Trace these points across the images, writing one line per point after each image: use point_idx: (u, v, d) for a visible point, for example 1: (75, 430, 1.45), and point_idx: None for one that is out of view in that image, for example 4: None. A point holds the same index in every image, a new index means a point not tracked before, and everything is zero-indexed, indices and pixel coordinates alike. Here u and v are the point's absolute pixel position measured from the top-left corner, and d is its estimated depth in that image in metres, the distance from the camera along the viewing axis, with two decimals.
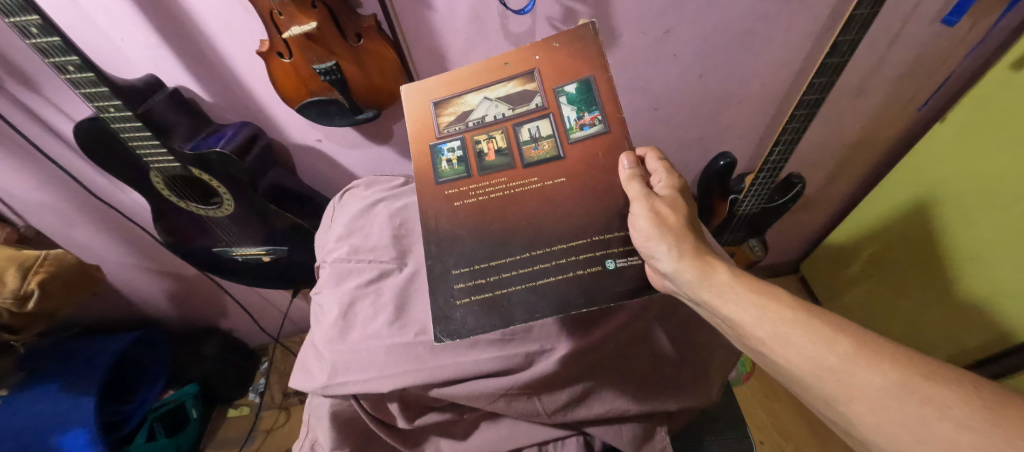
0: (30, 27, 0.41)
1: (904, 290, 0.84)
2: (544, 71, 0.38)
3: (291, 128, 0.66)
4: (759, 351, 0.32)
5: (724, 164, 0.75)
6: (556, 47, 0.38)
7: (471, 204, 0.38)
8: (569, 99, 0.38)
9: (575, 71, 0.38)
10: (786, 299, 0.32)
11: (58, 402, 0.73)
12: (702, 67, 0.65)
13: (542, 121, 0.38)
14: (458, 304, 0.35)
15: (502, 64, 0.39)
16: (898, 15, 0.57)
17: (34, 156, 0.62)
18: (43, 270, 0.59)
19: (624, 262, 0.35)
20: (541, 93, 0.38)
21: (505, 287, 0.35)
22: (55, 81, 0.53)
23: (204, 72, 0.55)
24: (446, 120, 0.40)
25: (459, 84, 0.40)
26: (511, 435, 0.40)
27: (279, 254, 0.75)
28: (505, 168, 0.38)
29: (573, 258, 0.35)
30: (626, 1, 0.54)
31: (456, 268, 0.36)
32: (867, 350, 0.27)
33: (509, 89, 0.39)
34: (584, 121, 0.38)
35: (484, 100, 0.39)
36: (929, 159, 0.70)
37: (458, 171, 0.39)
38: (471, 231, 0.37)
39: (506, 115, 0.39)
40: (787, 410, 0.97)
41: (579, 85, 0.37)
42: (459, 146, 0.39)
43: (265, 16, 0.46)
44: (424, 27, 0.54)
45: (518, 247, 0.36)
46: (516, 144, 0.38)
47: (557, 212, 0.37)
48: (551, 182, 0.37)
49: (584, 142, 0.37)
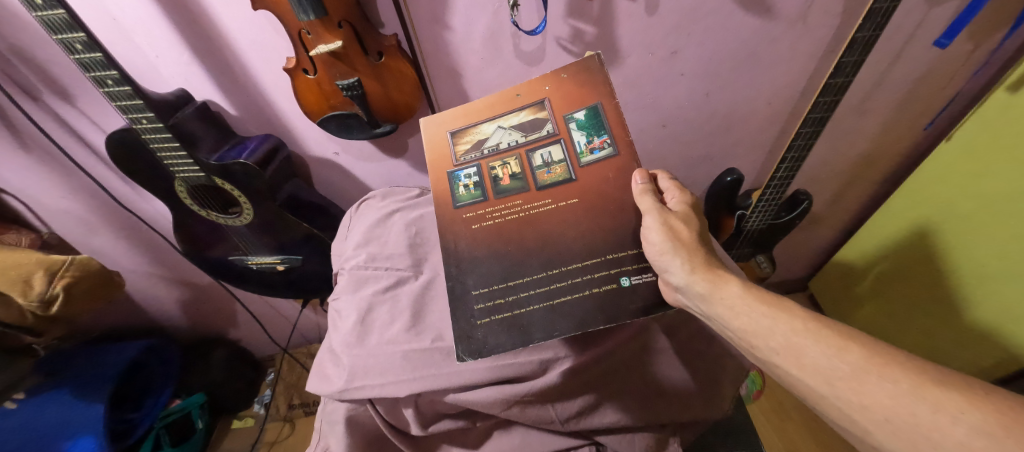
0: (76, 43, 0.44)
1: (915, 307, 0.83)
2: (555, 100, 0.40)
3: (311, 141, 0.68)
4: (772, 363, 0.32)
5: (731, 180, 0.77)
6: (564, 77, 0.40)
7: (488, 226, 0.39)
8: (578, 125, 0.40)
9: (584, 98, 0.40)
10: (797, 310, 0.32)
11: (70, 408, 0.74)
12: (708, 87, 0.67)
13: (553, 147, 0.40)
14: (478, 323, 0.36)
15: (514, 95, 0.42)
16: (900, 37, 0.59)
17: (63, 165, 0.65)
18: (69, 274, 0.60)
19: (638, 279, 0.36)
20: (552, 120, 0.40)
21: (524, 307, 0.36)
22: (93, 94, 0.56)
23: (232, 87, 0.58)
24: (462, 148, 0.42)
25: (474, 114, 0.43)
26: (523, 444, 0.39)
27: (293, 263, 0.76)
28: (520, 191, 0.40)
29: (589, 277, 0.36)
30: (634, 23, 0.57)
31: (475, 288, 0.38)
32: (878, 358, 0.27)
33: (522, 118, 0.41)
34: (594, 145, 0.39)
35: (499, 128, 0.42)
36: (934, 176, 0.72)
37: (475, 195, 0.41)
38: (489, 252, 0.39)
39: (519, 142, 0.41)
40: (798, 430, 0.94)
41: (588, 111, 0.39)
42: (476, 172, 0.41)
43: (294, 35, 0.48)
44: (441, 46, 0.57)
45: (535, 266, 0.38)
46: (530, 169, 0.40)
47: (572, 232, 0.38)
48: (564, 204, 0.39)
49: (593, 166, 0.39)
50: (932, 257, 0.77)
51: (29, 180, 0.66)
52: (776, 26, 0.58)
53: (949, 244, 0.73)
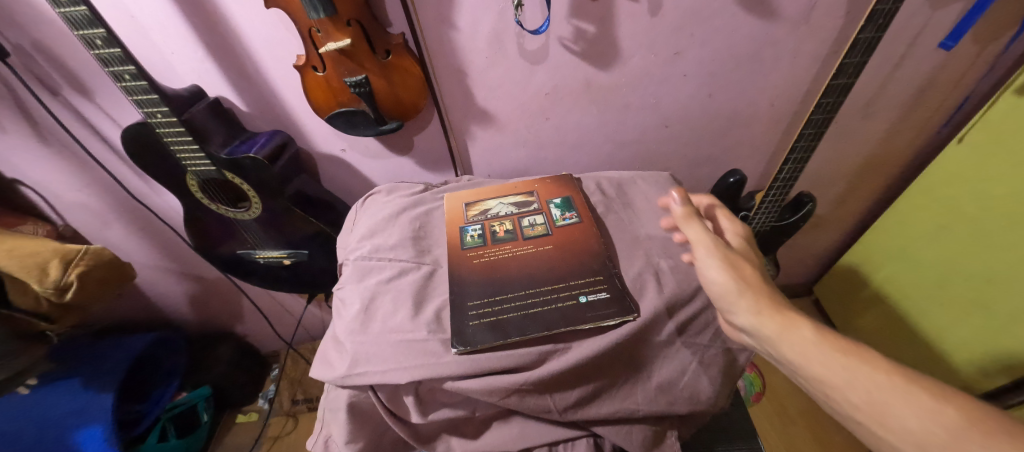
0: (96, 39, 0.46)
1: (922, 312, 0.83)
2: (541, 191, 0.58)
3: (318, 137, 0.69)
4: (854, 420, 0.31)
5: (734, 181, 0.76)
6: (549, 182, 0.60)
7: (484, 261, 0.48)
8: (556, 205, 0.56)
9: (561, 191, 0.58)
10: (882, 361, 0.31)
11: (79, 397, 0.75)
12: (710, 88, 0.67)
13: (537, 216, 0.54)
14: (470, 322, 0.42)
15: (513, 187, 0.60)
16: (903, 39, 0.59)
17: (79, 157, 0.67)
18: (83, 264, 0.62)
19: (593, 296, 0.43)
20: (537, 202, 0.56)
21: (507, 314, 0.43)
22: (109, 88, 0.58)
23: (243, 84, 0.60)
24: (472, 213, 0.55)
25: (484, 194, 0.59)
26: (522, 435, 0.40)
27: (299, 258, 0.77)
28: (510, 240, 0.51)
29: (557, 294, 0.44)
30: (636, 24, 0.58)
31: (472, 299, 0.44)
32: (983, 427, 0.25)
33: (517, 199, 0.57)
34: (566, 216, 0.53)
35: (500, 203, 0.57)
36: (940, 177, 0.72)
37: (477, 241, 0.51)
38: (483, 278, 0.47)
39: (514, 212, 0.55)
40: (801, 434, 0.94)
41: (563, 199, 0.56)
42: (480, 228, 0.53)
43: (304, 33, 0.49)
44: (447, 45, 0.58)
45: (517, 286, 0.46)
46: (519, 227, 0.53)
47: (547, 264, 0.47)
48: (542, 248, 0.49)
49: (566, 227, 0.52)
50: (942, 261, 0.76)
51: (46, 172, 0.68)
52: (778, 27, 0.59)
53: (953, 248, 0.73)
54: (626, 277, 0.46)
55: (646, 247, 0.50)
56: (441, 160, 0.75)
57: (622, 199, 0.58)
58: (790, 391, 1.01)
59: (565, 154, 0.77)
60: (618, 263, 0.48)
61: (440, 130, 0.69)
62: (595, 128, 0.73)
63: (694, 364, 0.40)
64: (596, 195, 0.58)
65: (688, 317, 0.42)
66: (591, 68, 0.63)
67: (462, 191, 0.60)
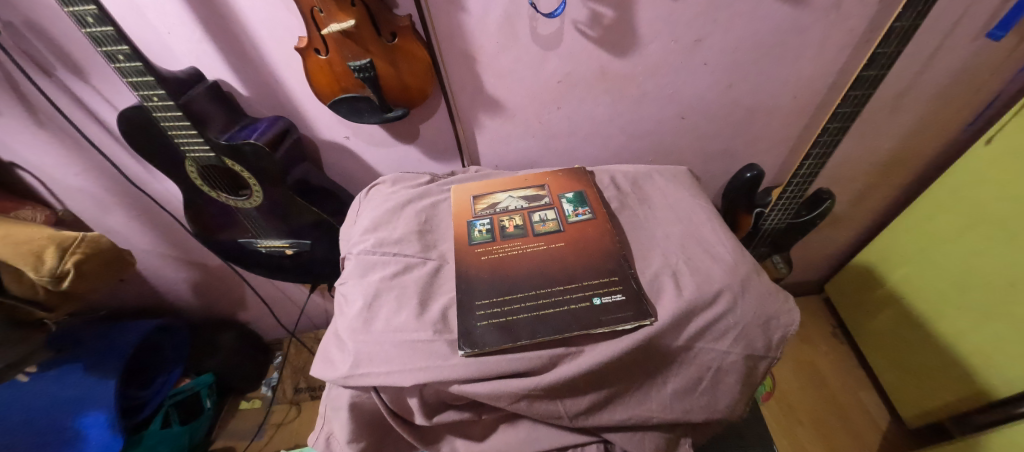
0: (87, 16, 0.43)
1: (940, 315, 0.80)
2: (552, 185, 0.56)
3: (321, 123, 0.67)
4: None
5: (752, 176, 0.73)
6: (560, 175, 0.58)
7: (493, 258, 0.47)
8: (568, 200, 0.53)
9: (573, 186, 0.55)
10: None
11: (78, 382, 0.75)
12: (731, 78, 0.64)
13: (548, 211, 0.52)
14: (479, 323, 0.40)
15: (523, 180, 0.58)
16: (938, 31, 0.55)
17: (76, 141, 0.65)
18: (79, 251, 0.60)
19: (608, 298, 0.41)
20: (548, 196, 0.54)
21: (517, 314, 0.41)
22: (104, 70, 0.56)
23: (244, 66, 0.57)
24: (480, 207, 0.53)
25: (492, 187, 0.57)
26: (529, 438, 0.38)
27: (302, 248, 0.76)
28: (520, 236, 0.49)
29: (569, 295, 0.42)
30: (656, 8, 0.54)
31: (480, 298, 0.42)
32: None
33: (528, 193, 0.55)
34: (578, 212, 0.51)
35: (509, 197, 0.55)
36: (966, 174, 0.69)
37: (485, 236, 0.49)
38: (491, 276, 0.45)
39: (523, 206, 0.53)
40: (807, 433, 0.95)
41: (575, 194, 0.54)
42: (488, 223, 0.51)
43: (306, 13, 0.46)
44: (456, 29, 0.55)
45: (527, 285, 0.44)
46: (530, 222, 0.50)
47: (558, 263, 0.45)
48: (553, 246, 0.47)
49: (578, 224, 0.49)
50: (966, 264, 0.73)
51: (43, 157, 0.66)
52: (807, 14, 0.55)
53: (980, 250, 0.70)
54: (642, 278, 0.44)
55: (662, 246, 0.48)
56: (449, 149, 0.73)
57: (637, 194, 0.56)
58: (796, 391, 1.03)
59: (576, 145, 0.75)
60: (633, 263, 0.46)
61: (448, 119, 0.67)
62: (608, 118, 0.70)
63: (712, 371, 0.38)
64: (610, 190, 0.56)
65: (709, 321, 0.39)
66: (606, 55, 0.60)
67: (469, 183, 0.58)
